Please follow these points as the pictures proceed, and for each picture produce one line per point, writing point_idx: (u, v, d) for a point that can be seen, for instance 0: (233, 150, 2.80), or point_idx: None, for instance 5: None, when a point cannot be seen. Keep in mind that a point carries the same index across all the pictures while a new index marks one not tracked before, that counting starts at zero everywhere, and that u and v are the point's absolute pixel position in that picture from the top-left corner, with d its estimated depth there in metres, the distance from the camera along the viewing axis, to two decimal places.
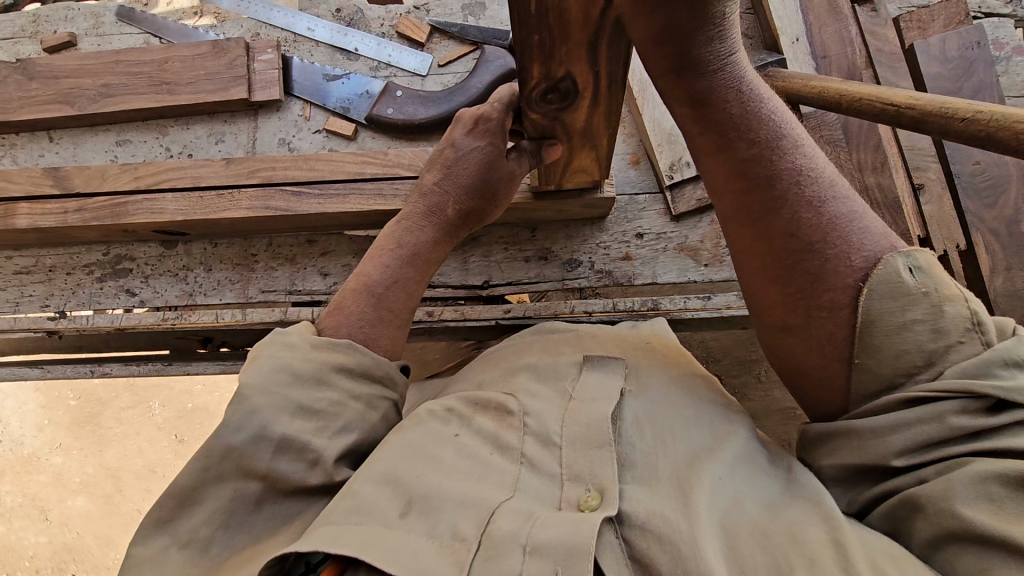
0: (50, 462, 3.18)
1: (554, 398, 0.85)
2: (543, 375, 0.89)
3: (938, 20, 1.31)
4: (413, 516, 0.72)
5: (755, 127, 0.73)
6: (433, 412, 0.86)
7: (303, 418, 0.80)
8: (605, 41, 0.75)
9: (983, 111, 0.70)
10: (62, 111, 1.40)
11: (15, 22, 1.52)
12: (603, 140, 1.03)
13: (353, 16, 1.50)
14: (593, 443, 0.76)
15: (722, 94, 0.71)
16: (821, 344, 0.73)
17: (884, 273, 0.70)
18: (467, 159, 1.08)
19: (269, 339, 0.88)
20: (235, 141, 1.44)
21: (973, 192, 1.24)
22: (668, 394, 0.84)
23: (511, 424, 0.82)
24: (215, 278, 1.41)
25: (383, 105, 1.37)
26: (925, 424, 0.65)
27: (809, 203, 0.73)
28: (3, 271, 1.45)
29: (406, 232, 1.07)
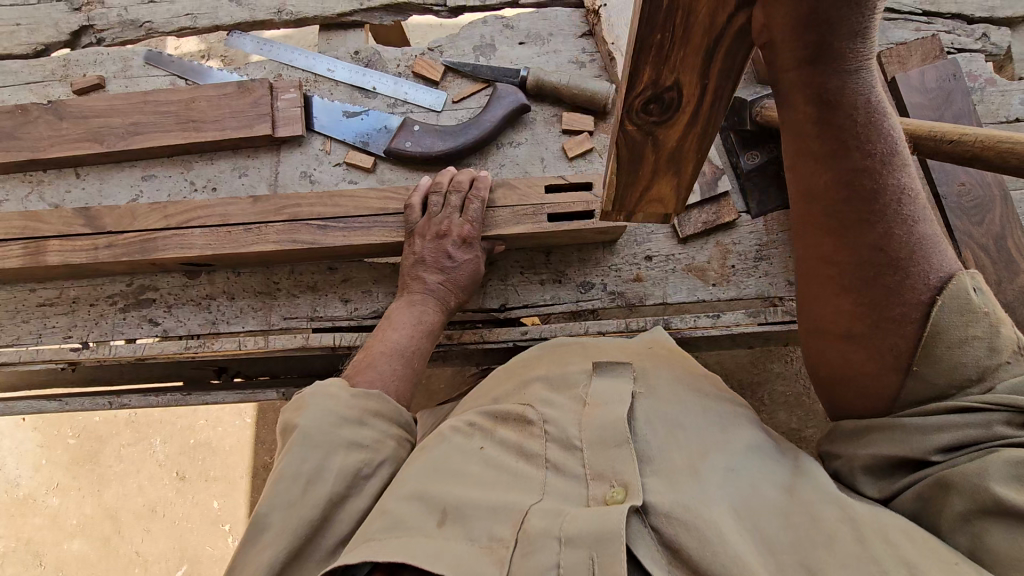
0: (47, 503, 3.14)
1: (569, 404, 0.92)
2: (558, 385, 0.96)
3: (915, 54, 1.41)
4: (448, 525, 0.80)
5: (874, 139, 0.75)
6: (456, 428, 0.94)
7: (354, 452, 0.94)
8: (724, 40, 0.76)
9: (963, 134, 0.83)
10: (92, 149, 1.46)
11: (45, 65, 1.57)
12: (687, 166, 1.02)
13: (370, 58, 1.57)
14: (612, 443, 0.83)
15: (851, 102, 0.72)
16: (885, 354, 0.82)
17: (955, 295, 0.80)
18: (460, 269, 1.24)
19: (309, 390, 1.00)
20: (258, 175, 1.50)
21: (961, 211, 1.33)
22: (677, 394, 0.92)
23: (533, 432, 0.89)
24: (238, 306, 1.45)
25: (401, 138, 1.44)
26: (971, 427, 0.77)
27: (905, 221, 0.79)
28: (26, 303, 1.47)
29: (416, 307, 1.21)
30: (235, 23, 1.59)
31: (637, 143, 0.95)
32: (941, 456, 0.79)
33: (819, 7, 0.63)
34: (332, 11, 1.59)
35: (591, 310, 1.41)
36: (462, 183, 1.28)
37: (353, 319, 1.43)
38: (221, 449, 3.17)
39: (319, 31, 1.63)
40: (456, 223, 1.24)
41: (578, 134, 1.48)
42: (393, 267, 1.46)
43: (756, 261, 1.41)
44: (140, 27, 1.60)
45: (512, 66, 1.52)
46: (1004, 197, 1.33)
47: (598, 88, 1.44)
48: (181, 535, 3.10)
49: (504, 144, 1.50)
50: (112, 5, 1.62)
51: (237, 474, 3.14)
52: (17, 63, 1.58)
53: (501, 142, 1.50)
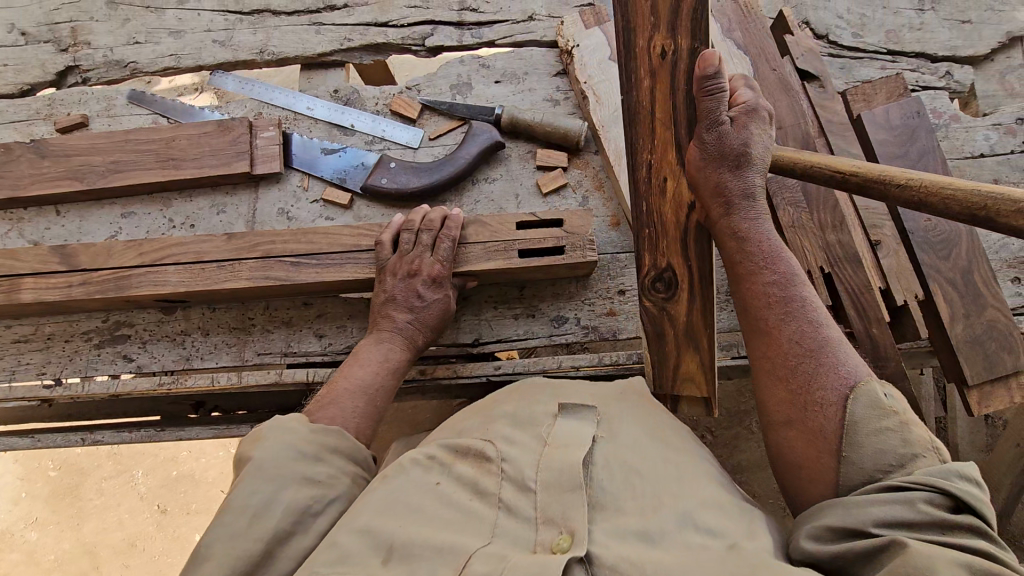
0: (25, 538, 3.09)
1: (530, 442, 0.92)
2: (522, 423, 0.96)
3: (880, 93, 1.44)
4: (393, 563, 0.77)
5: (779, 263, 1.03)
6: (415, 459, 0.92)
7: (307, 487, 0.93)
8: (681, 213, 1.12)
9: (907, 177, 0.85)
10: (71, 187, 1.48)
11: (30, 104, 1.61)
12: (705, 342, 1.17)
13: (350, 96, 1.60)
14: (567, 488, 0.84)
15: (753, 234, 1.05)
16: (815, 437, 0.91)
17: (869, 392, 0.90)
18: (430, 308, 1.24)
19: (271, 422, 1.01)
20: (236, 212, 1.52)
21: (929, 246, 1.33)
22: (637, 438, 0.94)
23: (490, 470, 0.89)
24: (212, 342, 1.45)
25: (377, 175, 1.46)
26: (902, 504, 0.79)
27: (812, 322, 0.98)
28: (2, 339, 1.47)
29: (382, 346, 1.21)
30: (218, 63, 1.63)
31: (654, 318, 1.20)
32: (878, 530, 0.78)
33: (713, 153, 1.03)
34: (313, 51, 1.63)
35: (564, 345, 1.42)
36: (434, 222, 1.29)
37: (327, 354, 1.42)
38: (205, 481, 3.13)
39: (301, 71, 1.67)
40: (427, 262, 1.25)
41: (552, 170, 1.50)
42: (367, 302, 1.46)
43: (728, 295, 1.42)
44: (125, 67, 1.64)
45: (488, 104, 1.55)
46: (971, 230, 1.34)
47: (571, 125, 1.47)
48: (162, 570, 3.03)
49: (479, 180, 1.52)
50: (98, 47, 1.65)
51: (221, 507, 3.09)
52: (3, 103, 1.61)
53: (477, 178, 1.52)
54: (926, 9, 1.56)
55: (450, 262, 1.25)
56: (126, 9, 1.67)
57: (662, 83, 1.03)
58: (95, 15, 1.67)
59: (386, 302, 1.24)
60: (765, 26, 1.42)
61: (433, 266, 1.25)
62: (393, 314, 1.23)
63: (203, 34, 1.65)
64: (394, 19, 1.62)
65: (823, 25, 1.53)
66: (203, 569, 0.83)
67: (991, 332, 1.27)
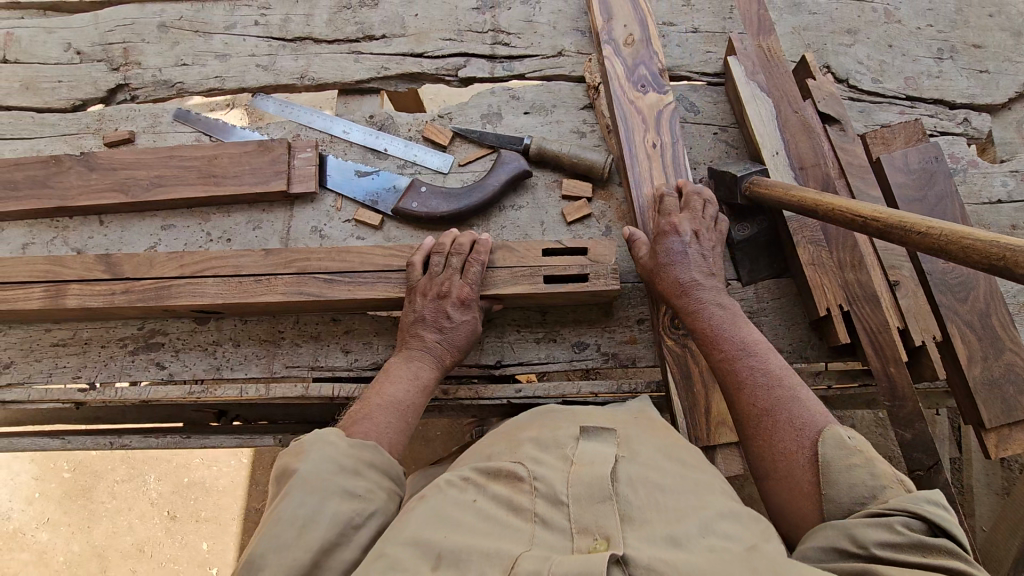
0: (36, 538, 3.13)
1: (557, 461, 0.95)
2: (548, 445, 0.99)
3: (899, 137, 1.48)
4: (442, 570, 0.80)
5: (726, 341, 1.12)
6: (451, 482, 0.96)
7: (348, 499, 0.97)
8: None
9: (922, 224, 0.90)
10: (117, 199, 1.55)
11: (81, 120, 1.69)
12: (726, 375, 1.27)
13: (384, 121, 1.67)
14: (598, 499, 0.88)
15: (706, 316, 1.17)
16: (796, 495, 0.95)
17: (832, 434, 0.96)
18: (459, 330, 1.28)
19: (308, 436, 1.06)
20: (271, 228, 1.58)
21: (947, 287, 1.36)
22: (659, 459, 0.97)
23: (522, 488, 0.92)
24: (242, 353, 1.50)
25: (408, 199, 1.52)
26: (879, 529, 0.81)
27: (762, 386, 1.05)
28: (40, 342, 1.53)
29: (414, 365, 1.24)
30: (260, 85, 1.71)
31: (681, 358, 1.31)
32: (874, 552, 0.80)
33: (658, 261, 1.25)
34: (351, 78, 1.70)
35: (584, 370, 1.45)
36: (464, 246, 1.34)
37: (353, 370, 1.47)
38: (214, 489, 3.15)
39: (337, 96, 1.74)
40: (457, 283, 1.30)
41: (577, 199, 1.55)
42: (394, 320, 1.50)
43: None
44: (171, 87, 1.72)
45: (517, 134, 1.61)
46: (989, 276, 1.37)
47: (597, 158, 1.52)
48: None
49: (506, 207, 1.57)
50: (147, 67, 1.74)
51: (229, 516, 3.11)
52: (56, 118, 1.70)
53: (504, 205, 1.57)
54: (944, 57, 1.61)
55: (479, 280, 1.30)
56: (176, 33, 1.76)
57: (656, 159, 1.44)
58: (146, 37, 1.76)
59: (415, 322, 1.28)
60: (788, 70, 1.46)
61: (463, 289, 1.29)
62: (423, 333, 1.27)
63: (247, 58, 1.73)
64: (429, 50, 1.70)
65: (843, 70, 1.59)
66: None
67: (1009, 374, 1.29)
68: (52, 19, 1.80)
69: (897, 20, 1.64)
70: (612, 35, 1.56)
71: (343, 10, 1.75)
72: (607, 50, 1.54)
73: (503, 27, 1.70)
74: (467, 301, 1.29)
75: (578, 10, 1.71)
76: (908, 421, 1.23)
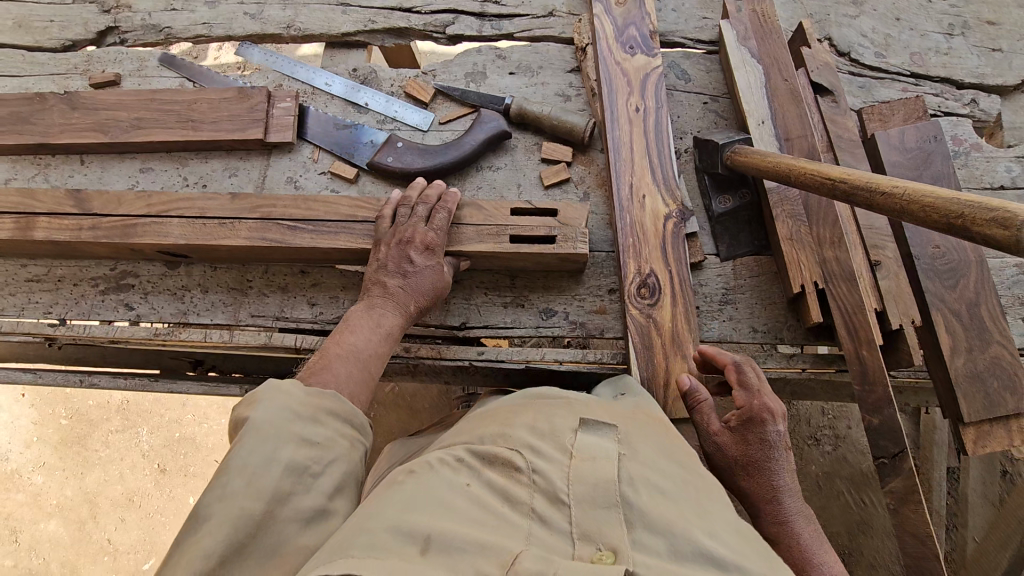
0: (32, 480, 3.22)
1: (556, 455, 0.86)
2: (543, 432, 0.91)
3: (898, 113, 1.40)
4: (431, 555, 0.72)
5: (805, 557, 1.04)
6: (445, 462, 0.88)
7: (304, 447, 0.92)
8: (661, 223, 1.32)
9: (890, 185, 0.84)
10: (96, 139, 1.55)
11: (70, 60, 1.70)
12: (691, 348, 1.24)
13: (367, 76, 1.64)
14: (600, 503, 0.80)
15: (785, 531, 1.06)
16: None
17: None
18: (424, 275, 1.24)
19: (265, 388, 0.99)
20: (247, 176, 1.57)
21: (935, 274, 1.29)
22: (661, 461, 0.89)
23: (519, 480, 0.84)
24: (210, 299, 1.50)
25: (384, 153, 1.50)
26: None
27: None
28: (16, 277, 1.54)
29: (377, 313, 1.20)
30: (247, 34, 1.69)
31: (644, 328, 1.26)
32: None
33: (736, 458, 1.09)
34: (337, 30, 1.68)
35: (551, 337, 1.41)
36: (430, 197, 1.31)
37: (317, 323, 1.45)
38: (203, 445, 3.20)
39: (325, 49, 1.71)
40: (420, 230, 1.26)
41: (556, 163, 1.50)
42: (362, 275, 1.48)
43: (722, 304, 1.39)
44: (160, 32, 1.72)
45: (500, 94, 1.56)
46: (980, 263, 1.30)
47: (579, 121, 1.47)
48: (153, 528, 3.13)
49: (484, 168, 1.53)
50: (138, 11, 1.74)
51: None
52: (47, 58, 1.71)
53: (481, 165, 1.54)
54: (955, 34, 1.52)
55: (442, 222, 1.26)
56: None
57: (638, 124, 1.37)
58: None
59: (380, 271, 1.24)
60: (783, 37, 1.39)
61: (427, 234, 1.26)
62: (387, 280, 1.23)
63: (236, 5, 1.71)
64: (418, 5, 1.66)
65: (845, 42, 1.51)
66: (197, 528, 0.81)
67: (993, 368, 1.22)
68: None
69: None
70: None
71: None
72: (598, 8, 1.47)
73: None
74: (430, 245, 1.26)
75: None
76: (877, 408, 1.16)
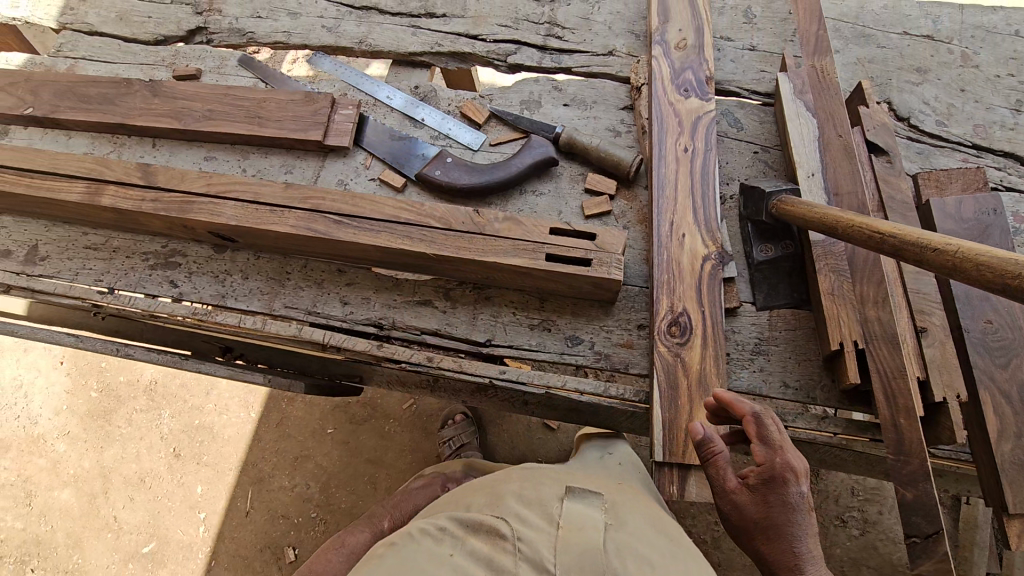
0: (54, 447, 3.32)
1: (542, 524, 1.00)
2: (528, 501, 1.05)
3: (956, 182, 1.36)
4: None
5: None
6: (438, 531, 1.01)
7: None
8: (699, 262, 1.30)
9: (941, 242, 0.81)
10: (169, 124, 1.65)
11: (160, 53, 1.84)
12: None
13: (427, 93, 1.71)
14: (580, 567, 0.92)
15: None
16: None
17: None
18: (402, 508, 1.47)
19: None
20: (301, 174, 1.64)
21: (985, 350, 1.22)
22: (636, 528, 1.02)
23: (504, 547, 0.96)
24: (249, 285, 1.55)
25: (433, 166, 1.54)
26: None
27: None
28: (76, 242, 1.63)
29: (354, 536, 1.39)
30: (321, 45, 1.79)
31: (670, 367, 1.24)
32: None
33: (753, 521, 1.05)
34: (405, 49, 1.76)
35: (573, 365, 1.39)
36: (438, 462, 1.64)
37: (347, 321, 1.48)
38: (219, 436, 3.25)
39: (391, 66, 1.80)
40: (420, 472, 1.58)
41: (598, 195, 1.52)
42: (396, 280, 1.51)
43: (754, 354, 1.35)
44: (243, 36, 1.84)
45: (551, 123, 1.59)
46: None
47: (626, 156, 1.48)
48: (158, 512, 3.15)
49: (528, 191, 1.56)
50: (227, 16, 1.87)
51: (227, 466, 3.19)
52: (140, 50, 1.86)
53: (525, 189, 1.56)
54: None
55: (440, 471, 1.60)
56: None
57: (685, 163, 1.38)
58: None
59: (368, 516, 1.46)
60: (840, 94, 1.38)
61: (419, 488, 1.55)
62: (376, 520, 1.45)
63: (315, 18, 1.82)
64: (484, 34, 1.73)
65: (904, 108, 1.50)
66: None
67: None
68: None
69: (973, 65, 1.54)
70: (664, 37, 1.51)
71: None
72: (657, 50, 1.50)
73: (559, 21, 1.71)
74: (423, 491, 1.54)
75: (638, 13, 1.69)
76: (911, 480, 1.09)
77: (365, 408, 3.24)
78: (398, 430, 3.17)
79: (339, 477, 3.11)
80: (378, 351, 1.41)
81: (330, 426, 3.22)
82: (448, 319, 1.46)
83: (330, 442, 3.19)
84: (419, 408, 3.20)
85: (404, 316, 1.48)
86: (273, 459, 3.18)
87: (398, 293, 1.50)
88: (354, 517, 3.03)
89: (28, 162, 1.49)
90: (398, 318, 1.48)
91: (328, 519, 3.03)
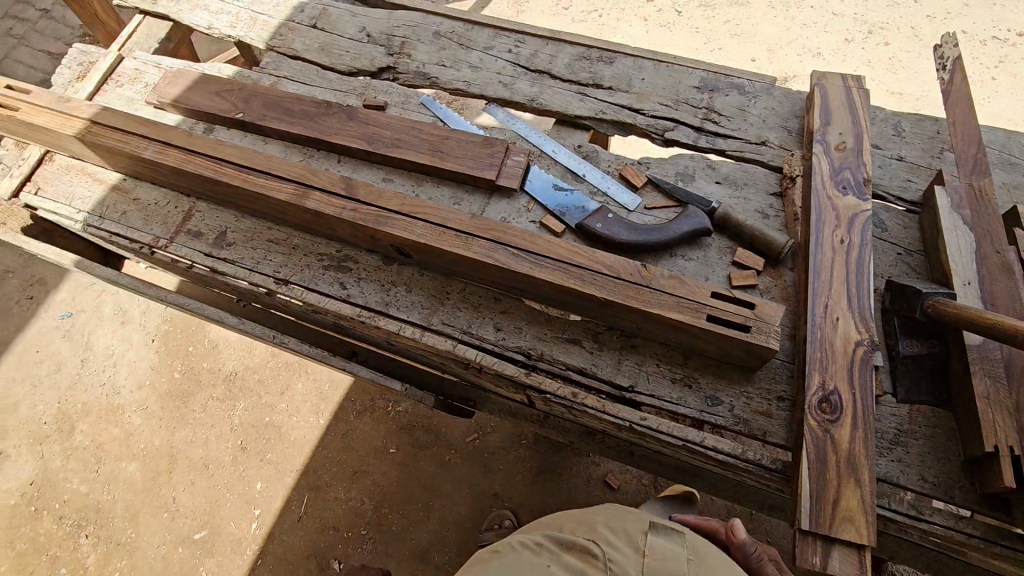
0: (130, 420, 3.47)
1: (628, 551, 1.19)
2: (619, 530, 1.25)
3: None
4: None
5: None
6: (533, 545, 1.22)
7: None
8: (851, 346, 1.38)
9: None
10: (360, 145, 1.85)
11: (352, 83, 2.07)
12: (865, 475, 1.26)
13: (589, 153, 1.88)
14: None
15: None
16: None
17: None
18: None
19: None
20: (468, 207, 1.80)
21: None
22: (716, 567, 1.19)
23: (596, 565, 1.16)
24: (411, 298, 1.69)
25: (594, 219, 1.68)
26: None
27: None
28: (260, 235, 1.82)
29: None
30: (497, 96, 2.00)
31: (819, 441, 1.30)
32: None
33: None
34: (572, 111, 1.94)
35: (711, 424, 1.47)
36: None
37: (499, 346, 1.61)
38: (285, 437, 3.34)
39: (554, 124, 1.98)
40: None
41: (746, 269, 1.62)
42: (548, 316, 1.63)
43: (892, 444, 1.40)
44: (428, 79, 2.06)
45: (706, 197, 1.72)
46: None
47: (779, 238, 1.60)
48: (216, 501, 3.23)
49: (677, 256, 1.68)
50: (415, 60, 2.09)
51: (289, 467, 3.27)
52: (335, 78, 2.08)
53: (676, 253, 1.69)
54: None
55: None
56: (446, 40, 2.11)
57: (841, 254, 1.48)
58: (421, 38, 2.13)
59: None
60: (995, 214, 1.49)
61: None
62: None
63: (494, 73, 2.03)
64: (646, 109, 1.90)
65: None
66: None
67: None
68: (358, 6, 2.23)
69: None
70: (825, 138, 1.64)
71: (582, 58, 2.02)
72: (817, 149, 1.63)
73: (717, 107, 1.86)
74: None
75: (792, 111, 1.83)
76: None
77: (429, 433, 3.29)
78: (458, 461, 3.21)
79: (394, 499, 3.14)
80: (527, 378, 1.54)
81: (393, 446, 3.28)
82: (594, 360, 1.57)
83: (390, 461, 3.24)
84: (482, 443, 3.24)
85: (553, 349, 1.59)
86: (333, 469, 3.24)
87: (549, 328, 1.62)
88: (403, 541, 3.05)
89: (246, 161, 1.70)
90: (547, 351, 1.59)
91: (377, 538, 3.06)
